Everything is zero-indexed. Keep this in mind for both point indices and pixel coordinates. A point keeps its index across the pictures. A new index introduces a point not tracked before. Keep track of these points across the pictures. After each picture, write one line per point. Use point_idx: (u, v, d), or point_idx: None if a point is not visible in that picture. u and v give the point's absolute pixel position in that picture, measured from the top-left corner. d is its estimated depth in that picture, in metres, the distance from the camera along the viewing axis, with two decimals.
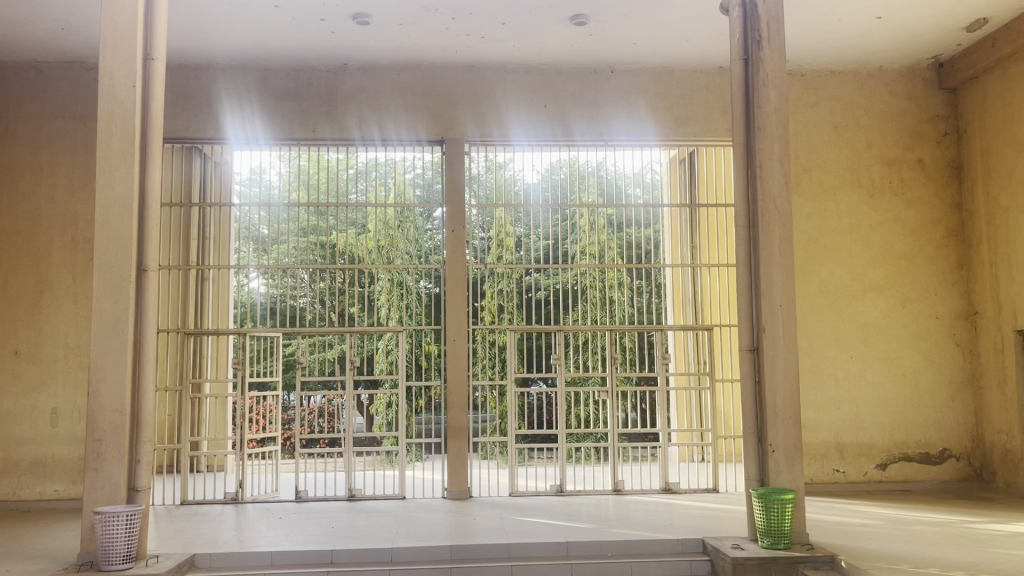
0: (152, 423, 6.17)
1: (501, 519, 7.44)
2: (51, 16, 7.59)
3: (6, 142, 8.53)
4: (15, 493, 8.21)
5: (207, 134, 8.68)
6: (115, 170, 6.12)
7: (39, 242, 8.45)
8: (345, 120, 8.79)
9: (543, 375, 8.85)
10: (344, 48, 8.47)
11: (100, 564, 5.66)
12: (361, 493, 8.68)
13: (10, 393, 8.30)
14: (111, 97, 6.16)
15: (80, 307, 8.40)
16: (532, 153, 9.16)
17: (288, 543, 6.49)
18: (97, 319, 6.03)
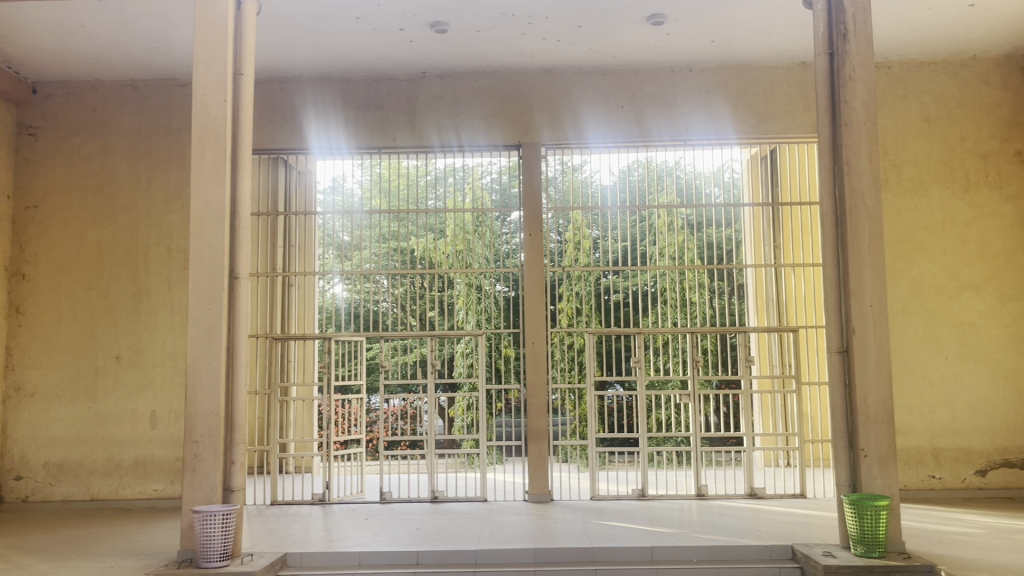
0: (245, 426, 6.39)
1: (583, 522, 7.41)
2: (146, 36, 7.95)
3: (106, 157, 8.96)
4: (118, 492, 8.60)
5: (292, 145, 8.94)
6: (208, 181, 6.36)
7: (137, 252, 8.84)
8: (424, 128, 8.92)
9: (621, 378, 8.76)
10: (423, 57, 8.60)
11: (199, 562, 5.88)
12: (444, 495, 8.77)
13: (113, 396, 8.70)
14: (204, 112, 6.41)
15: (176, 314, 8.76)
16: (609, 155, 9.11)
17: (373, 544, 6.62)
18: (193, 325, 6.27)
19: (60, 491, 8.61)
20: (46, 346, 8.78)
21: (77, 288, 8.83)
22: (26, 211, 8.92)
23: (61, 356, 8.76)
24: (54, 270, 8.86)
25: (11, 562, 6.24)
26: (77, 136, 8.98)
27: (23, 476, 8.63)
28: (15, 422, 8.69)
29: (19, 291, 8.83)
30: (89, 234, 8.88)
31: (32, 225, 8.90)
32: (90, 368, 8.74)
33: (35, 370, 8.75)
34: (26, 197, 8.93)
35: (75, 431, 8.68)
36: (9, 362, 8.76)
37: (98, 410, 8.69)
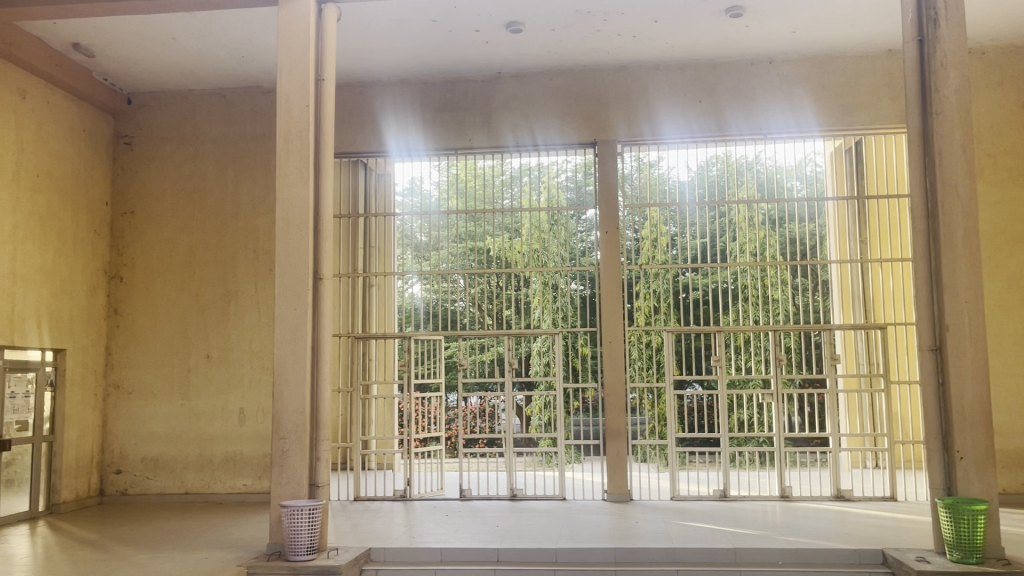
0: (329, 423, 6.54)
1: (663, 523, 7.33)
2: (232, 45, 8.22)
3: (196, 164, 9.30)
4: (210, 486, 8.93)
5: (371, 148, 9.11)
6: (293, 185, 6.55)
7: (226, 255, 9.16)
8: (499, 128, 8.97)
9: (701, 377, 8.62)
10: (498, 57, 8.65)
11: (287, 555, 6.04)
12: (522, 493, 8.79)
13: (204, 394, 9.03)
14: (288, 117, 6.59)
15: (262, 315, 9.04)
16: (686, 150, 8.98)
17: (455, 540, 6.69)
18: (280, 326, 6.46)
19: (157, 485, 9.00)
20: (142, 346, 9.17)
21: (170, 290, 9.20)
22: (123, 216, 9.34)
23: (156, 356, 9.14)
24: (149, 273, 9.25)
25: (114, 551, 6.55)
26: (169, 144, 9.36)
27: (123, 470, 9.05)
28: (114, 418, 9.11)
29: (117, 293, 9.26)
30: (180, 239, 9.24)
31: (128, 230, 9.32)
32: (183, 367, 9.09)
33: (132, 369, 9.16)
34: (123, 203, 9.36)
35: (170, 428, 9.05)
36: (109, 361, 9.19)
37: (191, 407, 9.04)
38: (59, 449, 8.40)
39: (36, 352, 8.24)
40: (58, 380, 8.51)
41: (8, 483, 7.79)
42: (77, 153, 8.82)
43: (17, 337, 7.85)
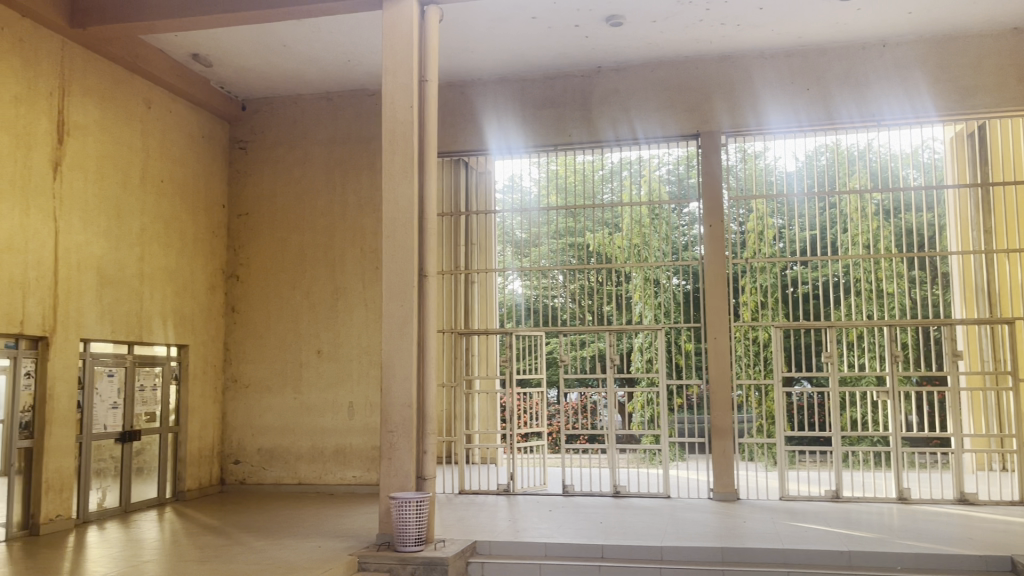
0: (435, 417, 6.67)
1: (773, 523, 7.14)
2: (339, 50, 8.47)
3: (305, 166, 9.64)
4: (321, 477, 9.25)
5: (472, 146, 9.23)
6: (398, 184, 6.70)
7: (334, 253, 9.46)
8: (599, 123, 8.93)
9: (811, 374, 8.34)
10: (598, 51, 8.60)
11: (396, 545, 6.20)
12: (626, 490, 8.73)
13: (316, 388, 9.36)
14: (393, 119, 6.75)
15: (369, 311, 9.30)
16: (793, 140, 8.71)
17: (559, 536, 6.70)
18: (387, 322, 6.63)
19: (272, 475, 9.39)
20: (258, 341, 9.58)
21: (282, 288, 9.57)
22: (238, 218, 9.78)
23: (271, 351, 9.53)
24: (263, 271, 9.65)
25: (235, 537, 6.87)
26: (280, 147, 9.73)
27: (241, 460, 9.49)
28: (232, 411, 9.56)
29: (234, 291, 9.70)
30: (291, 239, 9.59)
31: (244, 231, 9.75)
32: (296, 362, 9.45)
33: (249, 364, 9.58)
34: (238, 206, 9.79)
35: (283, 420, 9.42)
36: (228, 356, 9.64)
37: (303, 400, 9.38)
38: (183, 439, 8.88)
39: (162, 347, 8.73)
40: (181, 374, 8.99)
41: (139, 470, 8.29)
42: (197, 158, 9.28)
43: (145, 333, 8.33)
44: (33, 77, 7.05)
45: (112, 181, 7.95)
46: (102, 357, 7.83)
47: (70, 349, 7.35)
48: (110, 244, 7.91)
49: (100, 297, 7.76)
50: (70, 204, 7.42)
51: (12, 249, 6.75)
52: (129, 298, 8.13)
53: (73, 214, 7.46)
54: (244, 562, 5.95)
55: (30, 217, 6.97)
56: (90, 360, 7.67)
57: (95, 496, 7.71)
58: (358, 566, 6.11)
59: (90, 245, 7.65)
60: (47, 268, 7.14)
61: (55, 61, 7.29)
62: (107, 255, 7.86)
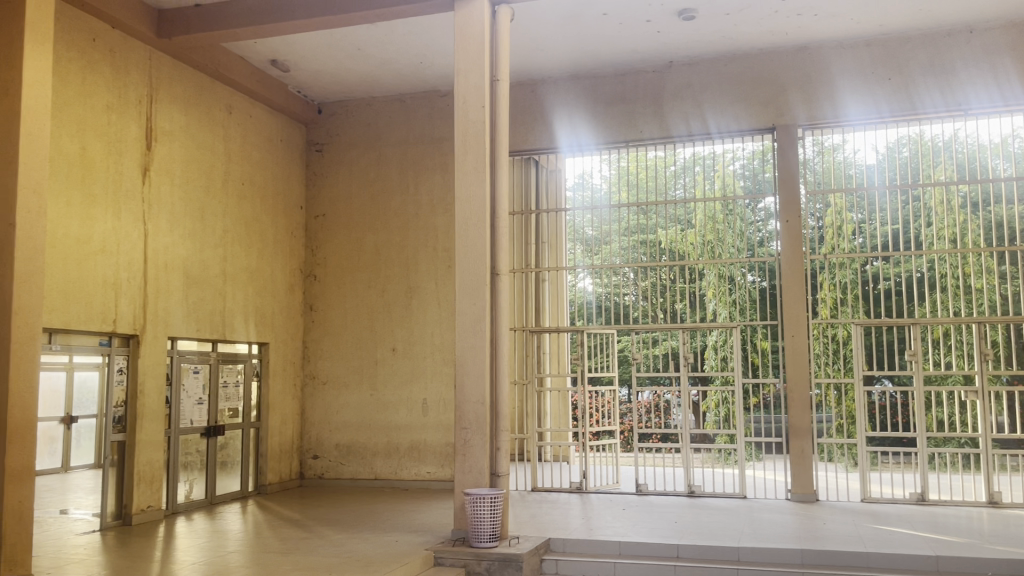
0: (508, 414, 6.72)
1: (854, 525, 6.95)
2: (412, 52, 8.59)
3: (379, 167, 9.82)
4: (397, 472, 9.42)
5: (543, 144, 9.24)
6: (471, 183, 6.75)
7: (408, 252, 9.60)
8: (669, 118, 8.84)
9: (893, 373, 8.08)
10: (670, 46, 8.51)
11: (471, 541, 6.26)
12: (701, 489, 8.62)
13: (391, 384, 9.53)
14: (465, 119, 6.81)
15: (443, 309, 9.42)
16: (872, 132, 8.46)
17: (633, 534, 6.66)
18: (460, 320, 6.69)
19: (349, 470, 9.60)
20: (334, 340, 9.80)
21: (358, 287, 9.76)
22: (315, 219, 10.02)
23: (347, 348, 9.73)
24: (339, 270, 9.86)
25: (314, 530, 7.05)
26: (354, 149, 9.93)
27: (319, 455, 9.72)
28: (311, 407, 9.80)
29: (312, 290, 9.94)
30: (367, 238, 9.77)
31: (321, 232, 9.98)
32: (372, 359, 9.63)
33: (326, 361, 9.81)
34: (315, 207, 10.03)
35: (360, 416, 9.61)
36: (306, 354, 9.89)
37: (378, 397, 9.56)
38: (264, 434, 9.15)
39: (244, 345, 9.02)
40: (262, 371, 9.25)
41: (223, 464, 8.58)
42: (275, 161, 9.53)
43: (227, 331, 8.61)
44: (123, 86, 7.35)
45: (197, 185, 8.24)
46: (187, 355, 8.12)
47: (158, 347, 7.65)
48: (196, 246, 8.19)
49: (186, 296, 8.05)
50: (158, 207, 7.72)
51: (104, 251, 7.06)
52: (213, 297, 8.42)
53: (161, 217, 7.76)
54: (324, 555, 6.10)
55: (121, 219, 7.27)
56: (177, 357, 7.97)
57: (183, 489, 8.01)
58: (433, 561, 6.19)
59: (176, 246, 7.94)
60: (137, 269, 7.44)
61: (142, 70, 7.59)
62: (192, 256, 8.15)
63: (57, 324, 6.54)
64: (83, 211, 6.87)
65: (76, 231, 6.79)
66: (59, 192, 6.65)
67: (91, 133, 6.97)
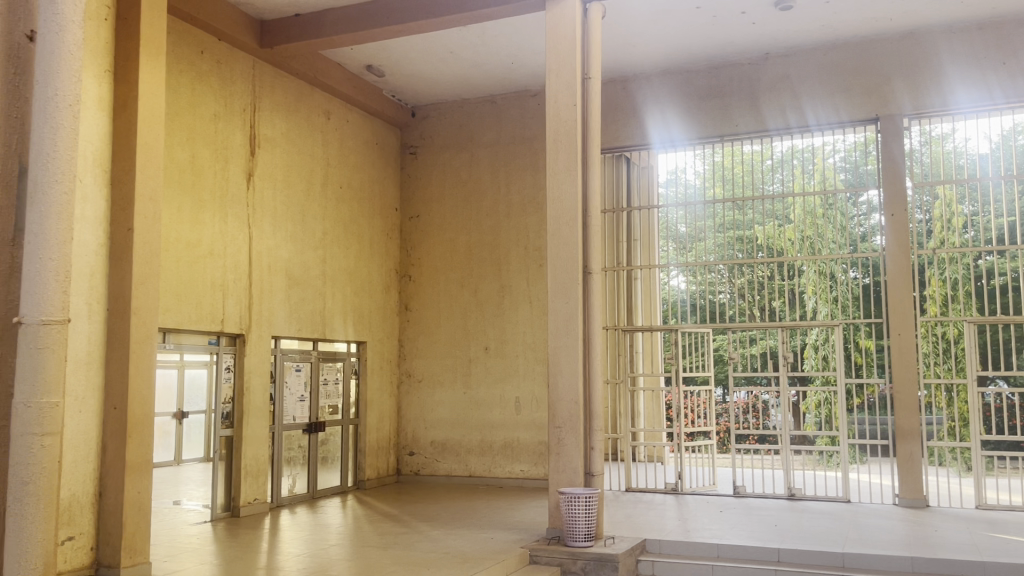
0: (601, 413, 6.69)
1: (969, 533, 6.61)
2: (503, 53, 8.65)
3: (471, 168, 9.93)
4: (491, 470, 9.50)
5: (635, 141, 9.15)
6: (563, 181, 6.74)
7: (500, 252, 9.67)
8: (765, 111, 8.63)
9: (1010, 374, 7.64)
10: (766, 37, 8.29)
11: (566, 539, 6.26)
12: (801, 493, 8.36)
13: (484, 383, 9.62)
14: (557, 118, 6.81)
15: (535, 308, 9.45)
16: (985, 119, 8.03)
17: (732, 537, 6.52)
18: (553, 318, 6.69)
19: (445, 466, 9.74)
20: (429, 338, 9.96)
21: (452, 287, 9.90)
22: (410, 220, 10.21)
23: (442, 347, 9.88)
24: (434, 270, 10.01)
25: (412, 525, 7.19)
26: (447, 151, 10.07)
27: (415, 451, 9.91)
28: (407, 404, 9.99)
29: (407, 290, 10.14)
30: (460, 238, 9.90)
31: (415, 232, 10.16)
32: (465, 358, 9.74)
33: (421, 359, 9.98)
34: (410, 209, 10.22)
35: (455, 414, 9.74)
36: (402, 352, 10.09)
37: (472, 395, 9.67)
38: (362, 431, 9.39)
39: (343, 344, 9.27)
40: (360, 369, 9.49)
41: (324, 459, 8.84)
42: (371, 165, 9.76)
43: (327, 330, 8.87)
44: (228, 96, 7.66)
45: (298, 189, 8.52)
46: (290, 353, 8.41)
47: (263, 345, 7.94)
48: (297, 248, 8.47)
49: (289, 297, 8.34)
50: (261, 211, 8.02)
51: (213, 254, 7.38)
52: (313, 297, 8.69)
53: (264, 221, 8.06)
54: (422, 550, 6.21)
55: (228, 224, 7.58)
56: (280, 356, 8.25)
57: (287, 482, 8.30)
58: (529, 559, 6.22)
59: (279, 249, 8.23)
60: (242, 271, 7.74)
61: (247, 80, 7.89)
62: (294, 258, 8.43)
63: (170, 324, 6.87)
64: (193, 216, 7.20)
65: (186, 235, 7.11)
66: (172, 198, 6.99)
67: (199, 142, 7.30)
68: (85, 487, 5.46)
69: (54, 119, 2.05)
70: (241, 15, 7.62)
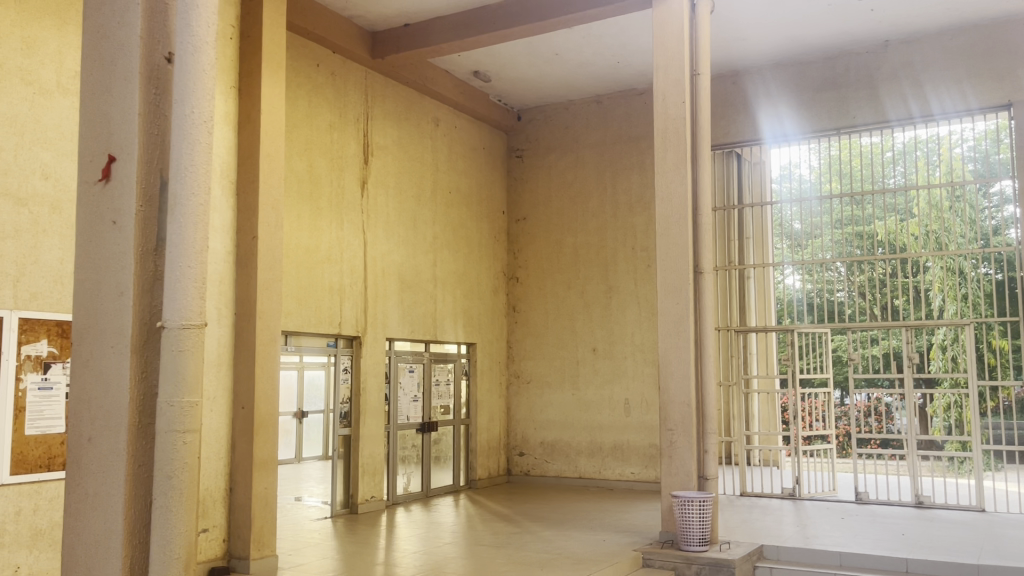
0: (715, 415, 6.54)
1: None
2: (608, 53, 8.61)
3: (578, 169, 9.92)
4: (601, 472, 9.47)
5: (746, 136, 8.92)
6: (672, 179, 6.65)
7: (607, 253, 9.64)
8: (885, 101, 8.27)
9: None
10: (886, 24, 7.93)
11: (680, 543, 6.16)
12: (930, 501, 7.95)
13: (593, 384, 9.59)
14: (665, 116, 6.72)
15: (643, 308, 9.36)
16: None
17: (855, 545, 6.26)
18: (663, 319, 6.60)
19: (555, 468, 9.77)
20: (537, 340, 10.02)
21: (559, 288, 9.93)
22: (517, 223, 10.29)
23: (550, 348, 9.92)
24: (541, 272, 10.06)
25: (524, 526, 7.24)
26: (554, 153, 10.10)
27: (525, 452, 9.98)
28: (516, 406, 10.07)
29: (515, 292, 10.23)
30: (566, 240, 9.91)
31: (522, 235, 10.23)
32: (574, 360, 9.75)
33: (529, 360, 10.05)
34: (517, 211, 10.31)
35: (564, 415, 9.76)
36: (511, 354, 10.19)
37: (581, 396, 9.66)
38: (473, 431, 9.52)
39: (453, 345, 9.44)
40: (470, 370, 9.64)
41: (437, 459, 9.02)
42: (478, 169, 9.90)
43: (438, 332, 9.06)
44: (343, 106, 7.94)
45: (409, 195, 8.74)
46: (403, 355, 8.63)
47: (378, 347, 8.18)
48: (409, 252, 8.69)
49: (401, 300, 8.56)
50: (375, 217, 8.27)
51: (330, 259, 7.66)
52: (425, 300, 8.89)
53: (378, 227, 8.30)
54: (535, 550, 6.24)
55: (344, 230, 7.86)
56: (395, 357, 8.49)
57: (402, 481, 8.52)
58: (642, 562, 6.16)
59: (391, 253, 8.46)
60: (358, 275, 8.00)
61: (360, 90, 8.15)
62: (406, 262, 8.65)
63: (292, 328, 7.18)
64: (312, 223, 7.49)
65: (306, 241, 7.41)
66: (292, 207, 7.30)
67: (317, 152, 7.59)
68: (217, 482, 5.77)
69: (191, 135, 2.18)
70: (354, 27, 7.88)
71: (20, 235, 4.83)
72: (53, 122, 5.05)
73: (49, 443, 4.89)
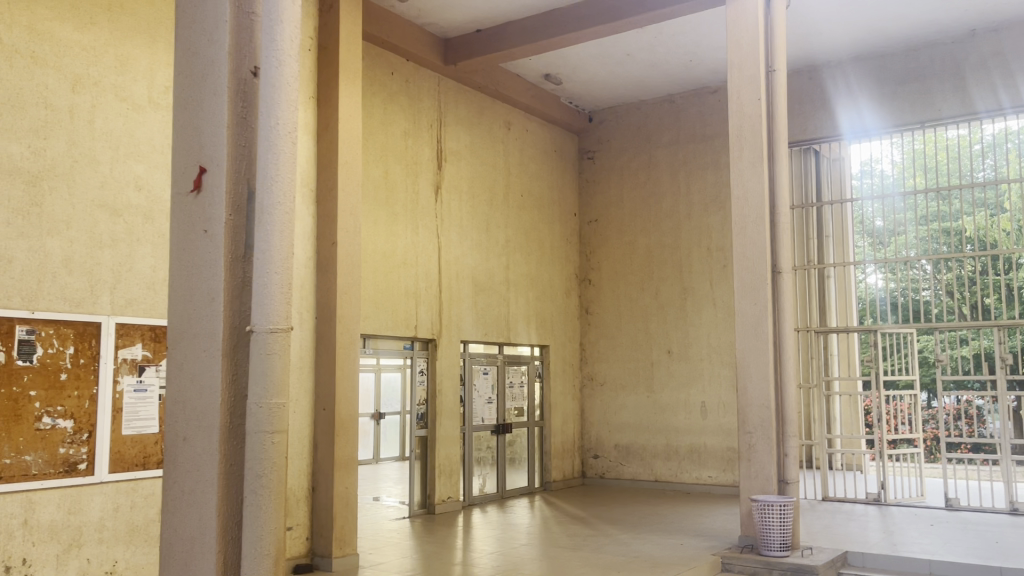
0: (796, 418, 6.41)
1: None
2: (680, 51, 8.53)
3: (650, 170, 9.85)
4: (678, 475, 9.37)
5: (825, 133, 8.71)
6: (749, 178, 6.54)
7: (681, 254, 9.54)
8: (972, 93, 7.96)
9: None
10: (973, 13, 7.63)
11: (761, 548, 6.05)
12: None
13: (668, 387, 9.50)
14: (740, 114, 6.61)
15: (719, 310, 9.24)
16: None
17: (945, 553, 6.03)
18: (740, 320, 6.50)
19: (630, 471, 9.71)
20: (610, 342, 9.98)
21: (632, 289, 9.87)
22: (589, 224, 10.27)
23: (624, 350, 9.86)
24: (614, 274, 10.02)
25: (600, 528, 7.22)
26: (625, 154, 10.05)
27: (599, 455, 9.95)
28: (591, 407, 10.05)
29: (588, 294, 10.21)
30: (639, 242, 9.85)
31: (595, 236, 10.21)
32: (648, 361, 9.67)
33: (603, 363, 10.01)
34: (589, 213, 10.29)
35: (638, 417, 9.69)
36: (584, 356, 10.17)
37: (656, 399, 9.58)
38: (548, 433, 9.55)
39: (527, 347, 9.47)
40: (544, 372, 9.66)
41: (512, 460, 9.08)
42: (550, 171, 9.92)
43: (512, 334, 9.11)
44: (417, 113, 8.07)
45: (481, 198, 8.82)
46: (477, 357, 8.71)
47: (453, 349, 8.28)
48: (483, 256, 8.78)
49: (476, 302, 8.65)
50: (449, 222, 8.38)
51: (406, 263, 7.79)
52: (499, 303, 8.96)
53: (452, 230, 8.41)
54: (612, 553, 6.23)
55: (419, 234, 7.99)
56: (469, 359, 8.57)
57: (478, 482, 8.60)
58: (721, 567, 6.08)
59: (466, 257, 8.56)
60: (433, 279, 8.12)
61: (433, 97, 8.27)
62: (480, 265, 8.73)
63: (371, 331, 7.34)
64: (388, 229, 7.64)
65: (383, 246, 7.56)
66: (369, 213, 7.46)
67: (392, 159, 7.74)
68: (301, 482, 5.94)
69: (276, 145, 2.26)
70: (426, 34, 8.00)
71: (117, 245, 5.08)
72: (145, 136, 5.30)
73: (144, 443, 5.13)
